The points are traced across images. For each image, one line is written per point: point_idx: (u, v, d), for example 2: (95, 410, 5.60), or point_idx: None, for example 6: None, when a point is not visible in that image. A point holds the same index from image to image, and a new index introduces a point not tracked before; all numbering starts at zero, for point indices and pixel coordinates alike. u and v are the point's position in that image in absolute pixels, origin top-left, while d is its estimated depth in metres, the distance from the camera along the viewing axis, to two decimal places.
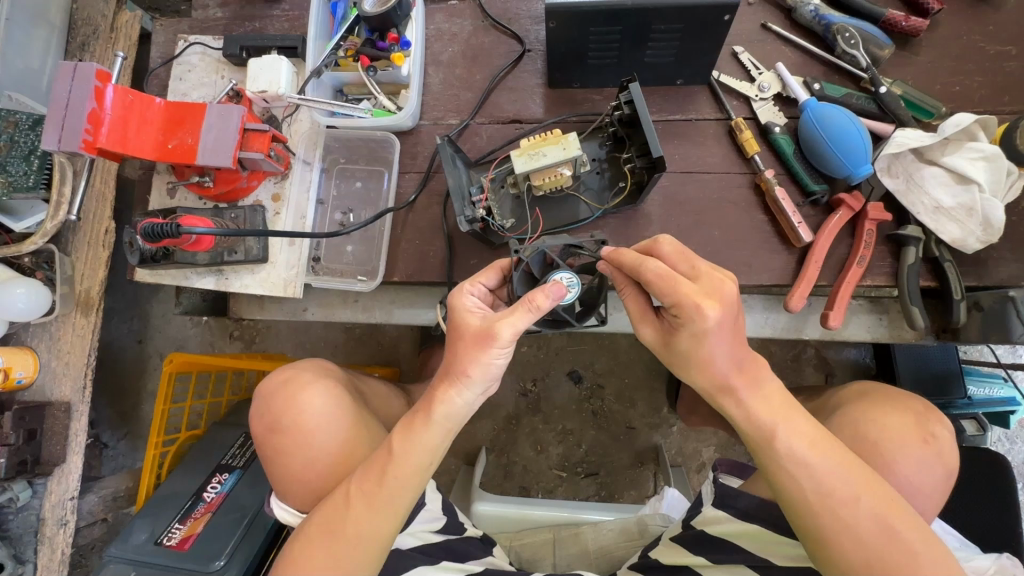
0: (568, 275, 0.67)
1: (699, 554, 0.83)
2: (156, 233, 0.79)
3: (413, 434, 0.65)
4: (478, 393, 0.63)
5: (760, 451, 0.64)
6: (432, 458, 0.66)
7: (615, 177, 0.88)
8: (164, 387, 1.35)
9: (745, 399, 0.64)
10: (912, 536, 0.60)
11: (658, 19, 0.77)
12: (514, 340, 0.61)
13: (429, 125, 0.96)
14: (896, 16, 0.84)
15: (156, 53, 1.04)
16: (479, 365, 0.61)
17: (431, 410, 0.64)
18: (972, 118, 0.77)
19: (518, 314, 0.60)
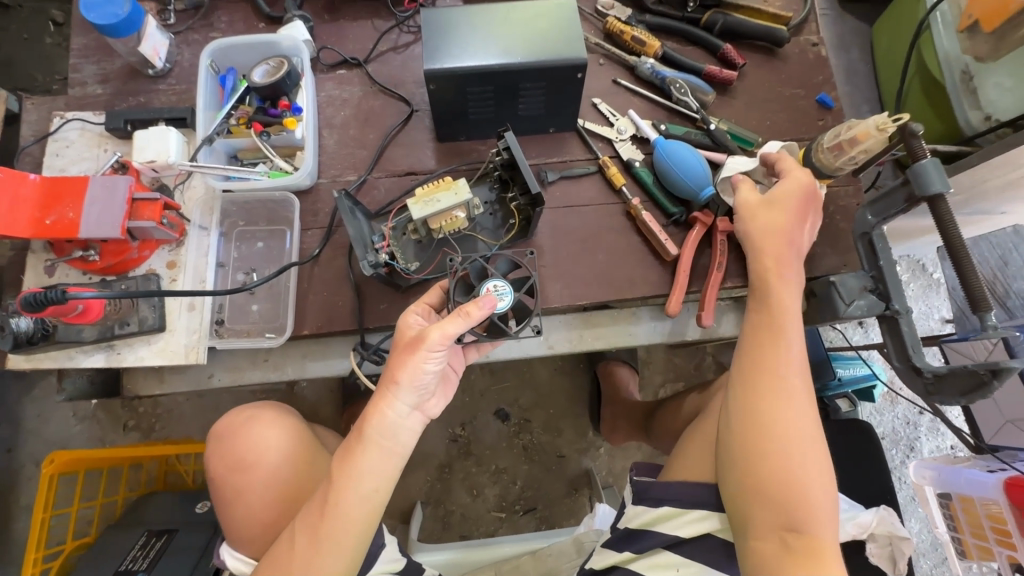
0: (499, 284, 0.71)
1: (624, 549, 0.88)
2: (38, 301, 0.74)
3: (351, 460, 0.65)
4: (414, 403, 0.65)
5: (760, 332, 0.77)
6: (377, 481, 0.65)
7: (506, 216, 0.96)
8: (45, 492, 1.20)
9: (773, 292, 0.78)
10: (821, 464, 0.72)
11: (523, 79, 0.90)
12: (446, 344, 0.63)
13: (328, 182, 1.00)
14: (713, 69, 1.04)
15: (28, 132, 1.01)
16: (409, 370, 0.63)
17: (362, 428, 0.65)
18: (776, 144, 0.95)
19: (450, 319, 0.61)
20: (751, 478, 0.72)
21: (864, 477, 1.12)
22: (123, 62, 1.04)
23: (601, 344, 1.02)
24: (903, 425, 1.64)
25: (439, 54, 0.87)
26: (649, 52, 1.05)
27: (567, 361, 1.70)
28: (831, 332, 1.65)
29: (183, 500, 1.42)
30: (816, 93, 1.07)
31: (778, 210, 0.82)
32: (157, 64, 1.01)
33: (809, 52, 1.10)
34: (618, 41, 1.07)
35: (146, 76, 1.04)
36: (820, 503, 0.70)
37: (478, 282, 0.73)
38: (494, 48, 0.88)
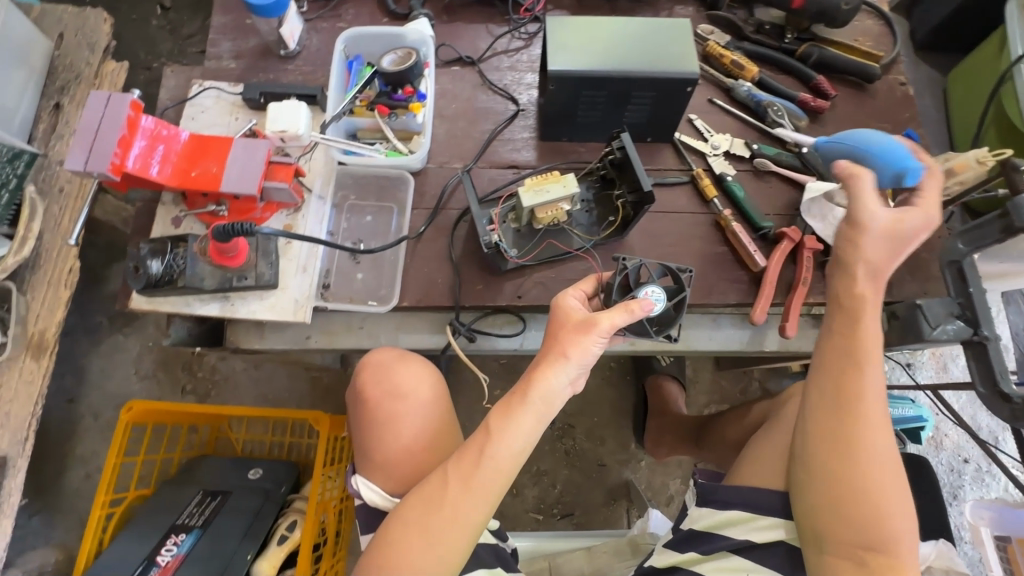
0: (655, 290, 0.79)
1: (687, 549, 0.88)
2: (229, 231, 0.84)
3: (511, 416, 0.76)
4: (572, 378, 0.76)
5: (845, 354, 0.74)
6: (523, 443, 0.77)
7: (604, 214, 1.01)
8: (119, 438, 1.25)
9: (862, 311, 0.74)
10: (903, 490, 0.71)
11: (636, 88, 0.96)
12: (610, 332, 0.75)
13: (436, 167, 1.07)
14: (806, 97, 1.09)
15: (165, 95, 1.09)
16: (579, 347, 0.75)
17: (529, 390, 0.76)
18: None
19: (621, 312, 0.73)
20: (833, 497, 0.71)
21: (921, 508, 1.11)
22: (257, 41, 1.13)
23: (679, 346, 1.06)
24: (947, 472, 1.63)
25: (562, 57, 0.93)
26: (747, 76, 1.11)
27: (614, 373, 1.72)
28: (881, 370, 1.66)
29: (238, 465, 1.42)
30: (902, 129, 1.12)
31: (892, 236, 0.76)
32: (290, 45, 1.10)
33: (897, 90, 1.15)
34: (716, 64, 1.14)
35: (277, 56, 1.12)
36: (902, 528, 0.70)
37: (635, 285, 0.81)
38: (614, 56, 0.94)
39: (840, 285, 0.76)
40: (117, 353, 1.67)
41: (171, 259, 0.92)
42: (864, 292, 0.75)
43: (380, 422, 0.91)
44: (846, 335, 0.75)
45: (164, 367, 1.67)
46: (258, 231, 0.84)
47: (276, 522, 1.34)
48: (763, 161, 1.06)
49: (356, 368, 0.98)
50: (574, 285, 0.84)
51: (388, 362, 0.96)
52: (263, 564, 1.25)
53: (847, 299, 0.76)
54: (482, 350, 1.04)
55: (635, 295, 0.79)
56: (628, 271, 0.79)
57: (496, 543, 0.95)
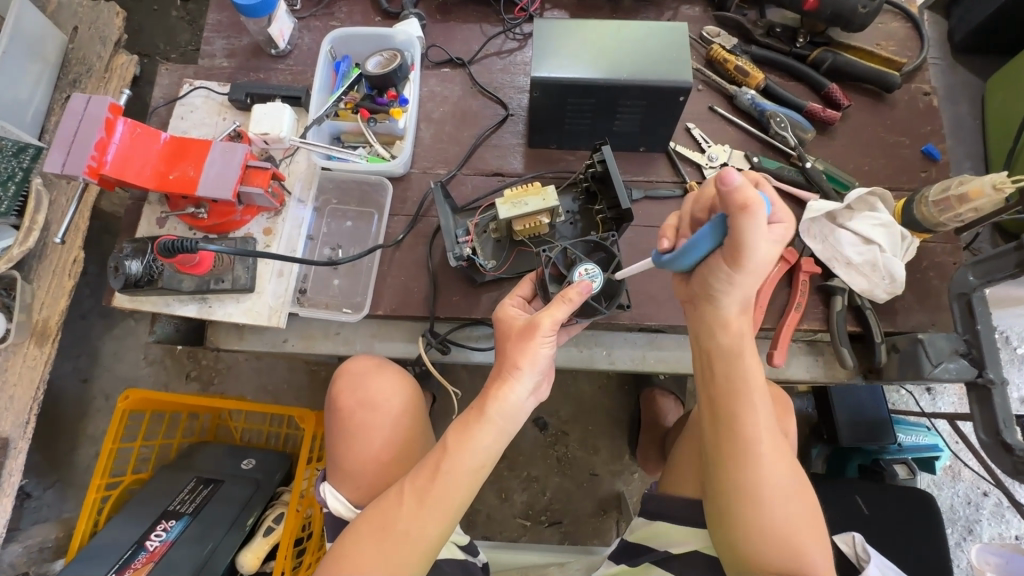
0: (588, 267, 0.79)
1: (620, 561, 0.89)
2: (173, 247, 0.82)
3: (468, 432, 0.74)
4: (531, 391, 0.75)
5: (725, 394, 0.72)
6: (482, 460, 0.75)
7: (587, 227, 0.97)
8: (116, 425, 1.30)
9: (735, 348, 0.73)
10: (813, 515, 0.70)
11: (625, 96, 0.91)
12: (554, 328, 0.73)
13: (419, 173, 1.05)
14: (815, 108, 1.02)
15: (159, 93, 1.10)
16: (529, 356, 0.73)
17: (485, 407, 0.74)
18: (867, 191, 0.92)
19: (558, 306, 0.72)
20: (745, 539, 0.70)
21: (921, 550, 1.04)
22: (250, 40, 1.12)
23: (662, 367, 1.03)
24: (963, 504, 1.53)
25: (547, 63, 0.89)
26: (752, 84, 1.04)
27: (612, 382, 1.68)
28: (896, 394, 1.57)
29: (232, 453, 1.45)
30: (922, 143, 1.04)
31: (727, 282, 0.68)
32: (280, 45, 1.08)
33: (919, 101, 1.06)
34: (720, 69, 1.07)
35: (268, 55, 1.11)
36: (816, 557, 0.69)
37: (567, 270, 0.81)
38: (602, 62, 0.89)
39: (709, 330, 0.73)
40: (128, 337, 1.67)
41: (150, 262, 0.92)
42: (735, 328, 0.73)
43: (354, 431, 0.91)
44: (722, 377, 0.73)
45: (172, 354, 1.68)
46: (206, 248, 0.83)
47: (263, 512, 1.37)
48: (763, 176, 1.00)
49: (334, 376, 0.97)
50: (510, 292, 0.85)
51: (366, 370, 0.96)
52: (248, 555, 1.28)
53: (720, 346, 0.73)
54: (457, 362, 1.02)
55: (569, 280, 0.78)
56: (554, 261, 0.79)
57: (463, 559, 0.95)
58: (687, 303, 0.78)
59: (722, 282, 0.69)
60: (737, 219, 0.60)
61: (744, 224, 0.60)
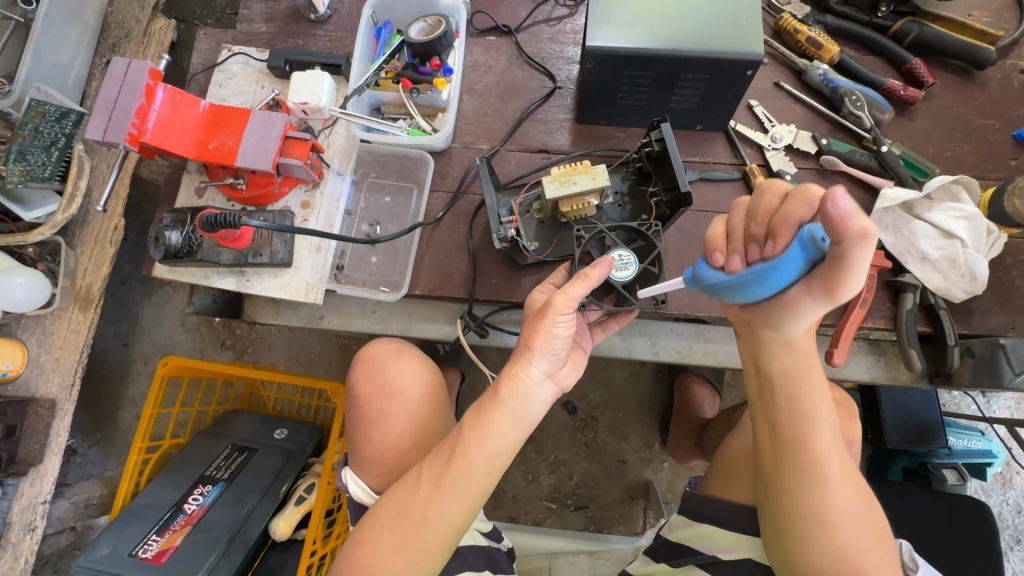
0: (624, 254, 0.76)
1: (661, 560, 0.87)
2: (216, 222, 0.81)
3: (483, 417, 0.72)
4: (546, 373, 0.71)
5: (789, 417, 0.66)
6: (499, 446, 0.72)
7: (638, 210, 0.91)
8: (155, 390, 1.33)
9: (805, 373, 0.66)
10: (881, 538, 0.65)
11: (686, 70, 0.84)
12: (571, 307, 0.68)
13: (461, 147, 1.00)
14: (895, 85, 0.93)
15: (197, 59, 1.08)
16: (541, 335, 0.69)
17: (499, 387, 0.71)
18: (952, 178, 0.84)
19: (572, 283, 0.68)
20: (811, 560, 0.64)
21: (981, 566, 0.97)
22: (289, 4, 1.08)
23: (708, 361, 0.98)
24: (1013, 513, 1.45)
25: (603, 30, 0.82)
26: (825, 57, 0.95)
27: (645, 369, 1.64)
28: (948, 396, 1.48)
29: (264, 422, 1.46)
30: (1013, 128, 0.94)
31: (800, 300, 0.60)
32: (320, 9, 1.04)
33: (1013, 80, 0.96)
34: (789, 41, 0.98)
35: (308, 20, 1.07)
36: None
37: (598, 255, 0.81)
38: (662, 31, 0.82)
39: (773, 354, 0.67)
40: (167, 305, 1.70)
41: (189, 232, 0.91)
42: (800, 352, 0.66)
43: (371, 417, 0.90)
44: (789, 401, 0.66)
45: (207, 323, 1.70)
46: (248, 222, 0.81)
47: (295, 482, 1.39)
48: (832, 159, 0.92)
49: (354, 360, 0.97)
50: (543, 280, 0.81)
51: (384, 353, 0.95)
52: (280, 523, 1.29)
53: (786, 371, 0.66)
54: (494, 346, 1.00)
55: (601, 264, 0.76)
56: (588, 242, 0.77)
57: (487, 546, 0.94)
58: (742, 327, 0.71)
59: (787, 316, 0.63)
60: (851, 247, 0.50)
61: (855, 253, 0.51)
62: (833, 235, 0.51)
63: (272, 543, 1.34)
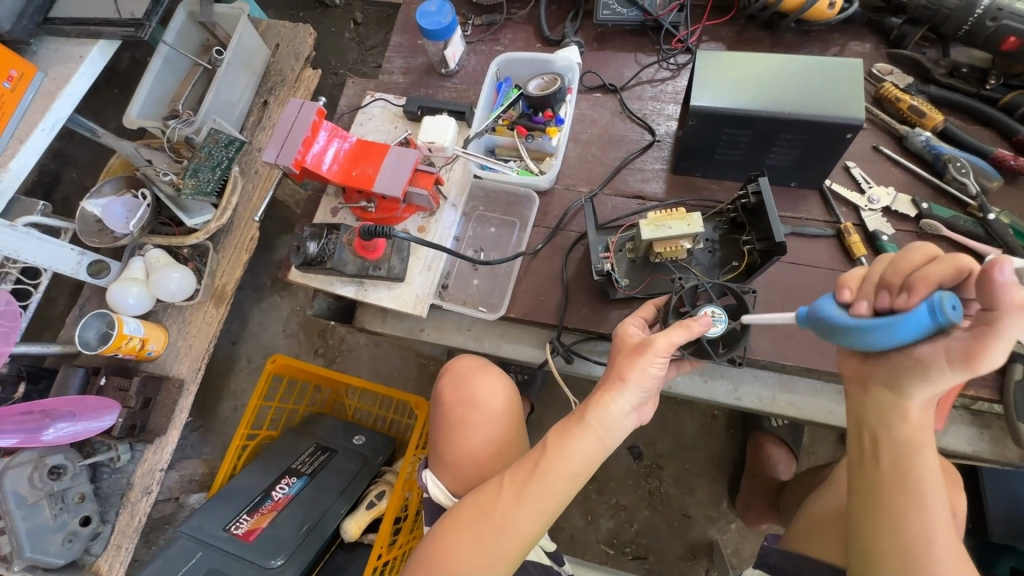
0: (716, 310, 0.77)
1: None
2: (373, 231, 0.96)
3: (568, 437, 0.76)
4: (631, 404, 0.74)
5: (895, 488, 0.63)
6: (578, 467, 0.76)
7: (728, 257, 0.96)
8: (263, 383, 1.49)
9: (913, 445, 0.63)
10: None
11: (785, 130, 0.89)
12: (668, 351, 0.72)
13: (562, 189, 1.10)
14: (1004, 155, 0.93)
15: (344, 102, 1.27)
16: (637, 371, 0.72)
17: (586, 413, 0.75)
18: None
19: (676, 329, 0.70)
20: None
21: None
22: (424, 60, 1.26)
23: (790, 412, 0.99)
24: None
25: (708, 92, 0.90)
26: (927, 125, 0.98)
27: (717, 423, 1.61)
28: None
29: (346, 428, 1.57)
30: None
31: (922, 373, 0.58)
32: (450, 65, 1.20)
33: None
34: (890, 108, 1.02)
35: (438, 74, 1.24)
36: None
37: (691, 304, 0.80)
38: (763, 94, 0.89)
39: (886, 420, 0.64)
40: (274, 311, 1.90)
41: (325, 243, 1.05)
42: (914, 419, 0.63)
43: (454, 426, 0.96)
44: (893, 468, 0.63)
45: (306, 330, 1.88)
46: (395, 234, 0.96)
47: (367, 487, 1.47)
48: (933, 223, 0.92)
49: (442, 370, 1.06)
50: (635, 313, 0.85)
51: (472, 370, 1.02)
52: (351, 523, 1.36)
53: (896, 440, 0.63)
54: (577, 374, 1.05)
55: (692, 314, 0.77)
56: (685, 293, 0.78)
57: (549, 566, 0.97)
58: (852, 377, 0.68)
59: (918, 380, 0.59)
60: (1005, 318, 0.51)
61: (1005, 325, 0.51)
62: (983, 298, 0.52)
63: (340, 542, 1.41)
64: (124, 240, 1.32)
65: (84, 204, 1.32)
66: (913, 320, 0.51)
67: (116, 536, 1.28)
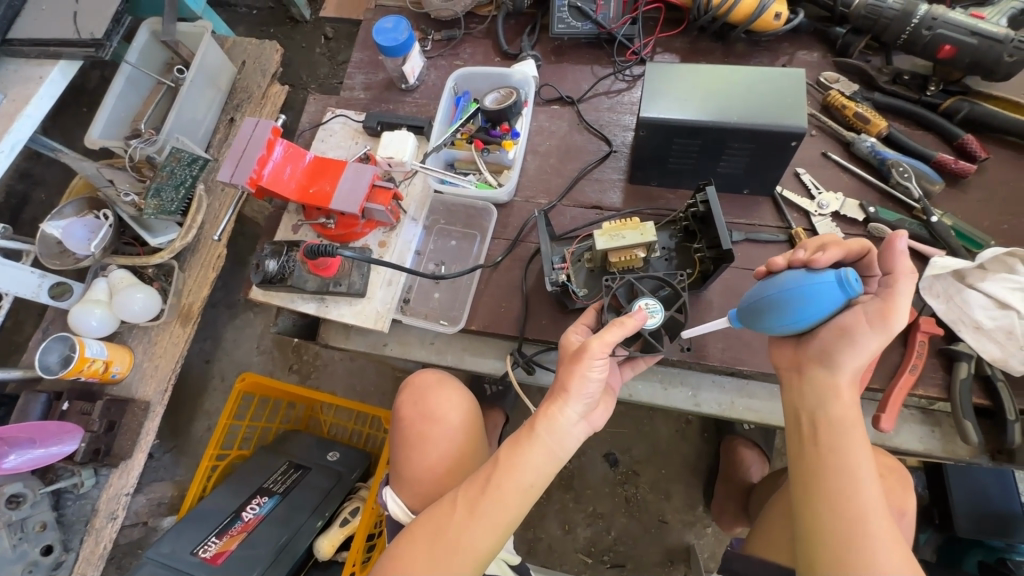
0: (649, 302, 0.80)
1: None
2: (316, 250, 0.94)
3: (518, 450, 0.76)
4: (579, 413, 0.75)
5: (832, 470, 0.68)
6: (531, 479, 0.76)
7: (683, 264, 0.97)
8: (232, 402, 1.48)
9: (850, 430, 0.70)
10: None
11: (733, 139, 0.91)
12: (604, 352, 0.72)
13: (522, 201, 1.11)
14: (946, 159, 0.96)
15: (306, 119, 1.28)
16: (578, 379, 0.73)
17: (535, 425, 0.76)
18: (1003, 249, 0.83)
19: (611, 328, 0.72)
20: None
21: None
22: (385, 76, 1.27)
23: (750, 416, 1.00)
24: None
25: (656, 104, 0.92)
26: (872, 131, 1.00)
27: (691, 427, 1.62)
28: None
29: (320, 444, 1.55)
30: None
31: (846, 341, 0.70)
32: (410, 80, 1.21)
33: None
34: (837, 115, 1.04)
35: (399, 89, 1.25)
36: None
37: (626, 301, 0.83)
38: (711, 105, 0.91)
39: (820, 401, 0.72)
40: (247, 328, 1.88)
41: (285, 261, 1.04)
42: (845, 399, 0.71)
43: (413, 441, 0.96)
44: (830, 453, 0.69)
45: (279, 346, 1.86)
46: (342, 252, 0.94)
47: (341, 504, 1.45)
48: (879, 226, 0.95)
49: (401, 386, 1.06)
50: (577, 321, 0.86)
51: (429, 383, 1.02)
52: (324, 542, 1.35)
53: (832, 418, 0.71)
54: (540, 384, 1.05)
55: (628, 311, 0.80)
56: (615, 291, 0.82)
57: None
58: (789, 370, 0.78)
59: (843, 347, 0.70)
60: (901, 277, 0.68)
61: (902, 284, 0.67)
62: (884, 266, 0.70)
63: (314, 562, 1.39)
64: (86, 261, 1.31)
65: (44, 226, 1.30)
66: (831, 292, 0.67)
67: (81, 565, 1.25)
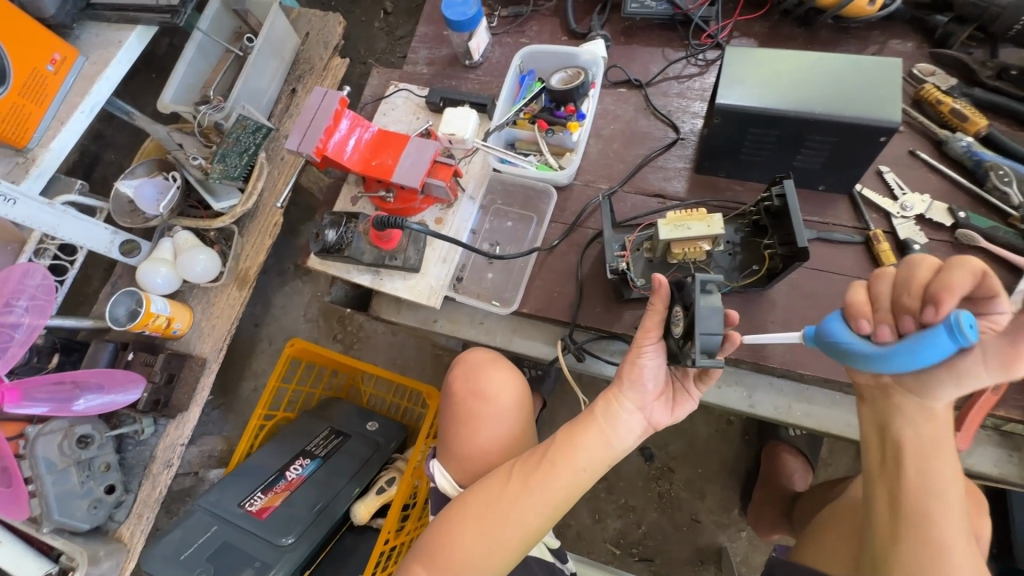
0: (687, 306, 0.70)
1: None
2: (385, 221, 0.96)
3: (576, 431, 0.77)
4: (637, 404, 0.76)
5: (919, 492, 0.66)
6: (587, 464, 0.76)
7: (748, 260, 0.93)
8: (282, 365, 1.53)
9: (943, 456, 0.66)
10: None
11: (815, 131, 0.86)
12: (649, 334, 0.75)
13: (581, 185, 1.09)
14: None
15: (369, 92, 1.28)
16: (634, 364, 0.75)
17: (594, 407, 0.77)
18: None
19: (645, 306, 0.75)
20: None
21: None
22: (449, 51, 1.26)
23: (807, 422, 0.96)
24: None
25: (733, 90, 0.88)
26: (969, 130, 0.93)
27: (732, 428, 1.58)
28: None
29: (361, 413, 1.59)
30: None
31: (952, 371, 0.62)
32: (475, 56, 1.20)
33: None
34: (930, 111, 0.97)
35: (462, 65, 1.24)
36: None
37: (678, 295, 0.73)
38: (793, 94, 0.86)
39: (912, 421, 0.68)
40: (295, 296, 1.93)
41: (343, 232, 1.07)
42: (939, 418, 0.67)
43: (464, 418, 0.97)
44: (917, 474, 0.67)
45: (326, 316, 1.91)
46: (409, 225, 0.95)
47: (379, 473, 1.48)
48: (969, 233, 0.88)
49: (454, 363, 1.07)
50: None
51: (482, 363, 1.03)
52: (361, 507, 1.37)
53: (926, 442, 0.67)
54: (589, 371, 1.04)
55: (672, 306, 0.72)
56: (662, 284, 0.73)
57: (551, 562, 0.97)
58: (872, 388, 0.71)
59: (948, 383, 0.63)
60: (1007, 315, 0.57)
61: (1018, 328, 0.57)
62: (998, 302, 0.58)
63: (349, 525, 1.43)
64: (154, 220, 1.36)
65: (118, 185, 1.36)
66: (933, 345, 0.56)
67: (138, 505, 1.33)
